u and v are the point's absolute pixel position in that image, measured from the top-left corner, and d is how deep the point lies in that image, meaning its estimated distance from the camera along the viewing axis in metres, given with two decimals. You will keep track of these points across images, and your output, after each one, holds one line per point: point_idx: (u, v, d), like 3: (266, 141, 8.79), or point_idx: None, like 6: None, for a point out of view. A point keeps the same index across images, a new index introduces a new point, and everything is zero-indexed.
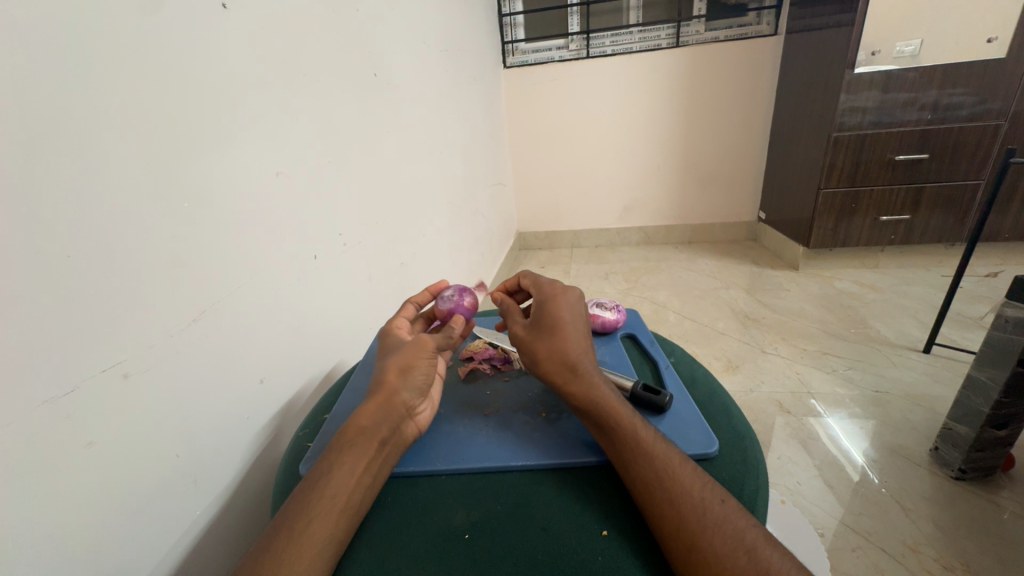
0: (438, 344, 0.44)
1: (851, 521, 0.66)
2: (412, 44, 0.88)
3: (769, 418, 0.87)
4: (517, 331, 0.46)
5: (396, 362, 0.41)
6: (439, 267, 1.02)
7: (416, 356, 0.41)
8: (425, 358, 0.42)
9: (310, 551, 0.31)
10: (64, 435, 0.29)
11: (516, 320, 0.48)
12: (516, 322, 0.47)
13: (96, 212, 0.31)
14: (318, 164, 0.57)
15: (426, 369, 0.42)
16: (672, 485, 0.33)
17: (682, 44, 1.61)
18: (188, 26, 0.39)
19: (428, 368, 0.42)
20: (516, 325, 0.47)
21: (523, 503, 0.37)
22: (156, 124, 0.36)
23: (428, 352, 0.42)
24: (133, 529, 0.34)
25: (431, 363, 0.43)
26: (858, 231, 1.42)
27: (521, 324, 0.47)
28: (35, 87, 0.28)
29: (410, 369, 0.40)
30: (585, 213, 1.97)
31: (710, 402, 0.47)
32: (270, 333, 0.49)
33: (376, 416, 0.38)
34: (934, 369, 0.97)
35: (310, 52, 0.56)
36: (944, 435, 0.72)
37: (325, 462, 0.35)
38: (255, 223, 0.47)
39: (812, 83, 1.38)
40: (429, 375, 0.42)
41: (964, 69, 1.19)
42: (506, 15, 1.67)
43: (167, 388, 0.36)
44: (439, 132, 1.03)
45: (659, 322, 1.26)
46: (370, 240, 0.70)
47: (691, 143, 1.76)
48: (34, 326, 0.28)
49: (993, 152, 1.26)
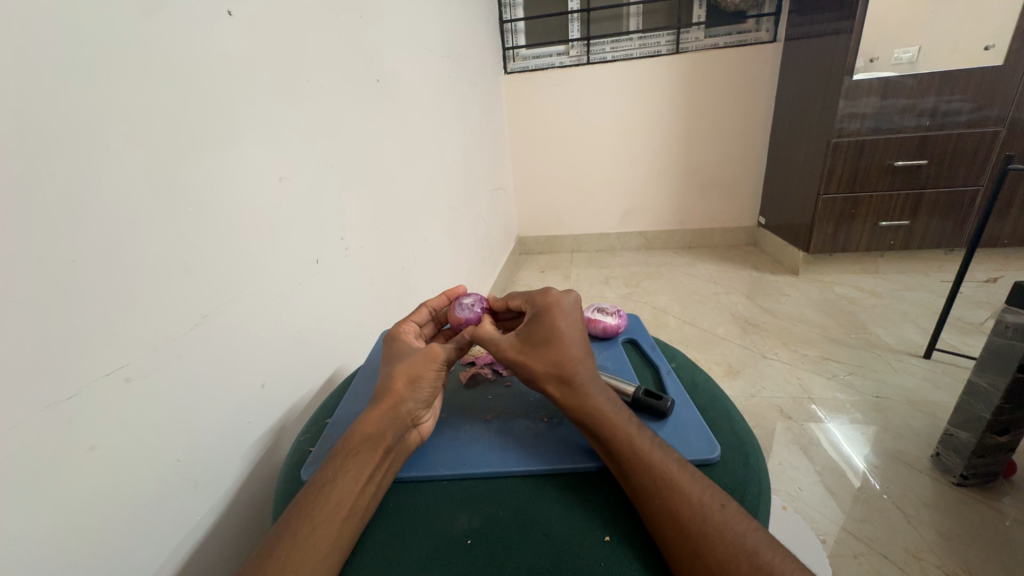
0: (447, 355, 0.44)
1: (853, 528, 0.65)
2: (413, 49, 0.89)
3: (770, 423, 0.87)
4: (507, 347, 0.45)
5: (405, 371, 0.41)
6: (440, 271, 1.02)
7: (425, 366, 0.42)
8: (434, 368, 0.42)
9: (313, 557, 0.31)
10: (67, 438, 0.29)
11: (497, 341, 0.45)
12: (498, 340, 0.45)
13: (98, 216, 0.31)
14: (320, 170, 0.57)
15: (433, 379, 0.42)
16: (672, 494, 0.33)
17: (681, 51, 1.62)
18: (190, 29, 0.39)
19: (435, 379, 0.42)
20: (499, 341, 0.45)
21: (525, 508, 0.37)
22: (157, 129, 0.36)
23: (437, 364, 0.43)
24: (134, 533, 0.34)
25: (437, 375, 0.43)
26: (858, 236, 1.43)
27: (505, 339, 0.45)
28: (38, 93, 0.28)
29: (418, 379, 0.41)
30: (585, 217, 1.98)
31: (711, 407, 0.47)
32: (272, 337, 0.49)
33: (381, 422, 0.39)
34: (935, 375, 0.97)
35: (312, 59, 0.56)
36: (946, 441, 0.72)
37: (330, 467, 0.36)
38: (259, 227, 0.47)
39: (812, 90, 1.38)
40: (435, 386, 0.43)
41: (962, 76, 1.20)
42: (507, 22, 1.68)
43: (170, 391, 0.37)
44: (440, 137, 1.04)
45: (660, 327, 1.26)
46: (371, 245, 0.70)
47: (691, 148, 1.77)
48: (33, 330, 0.28)
49: (991, 159, 1.27)
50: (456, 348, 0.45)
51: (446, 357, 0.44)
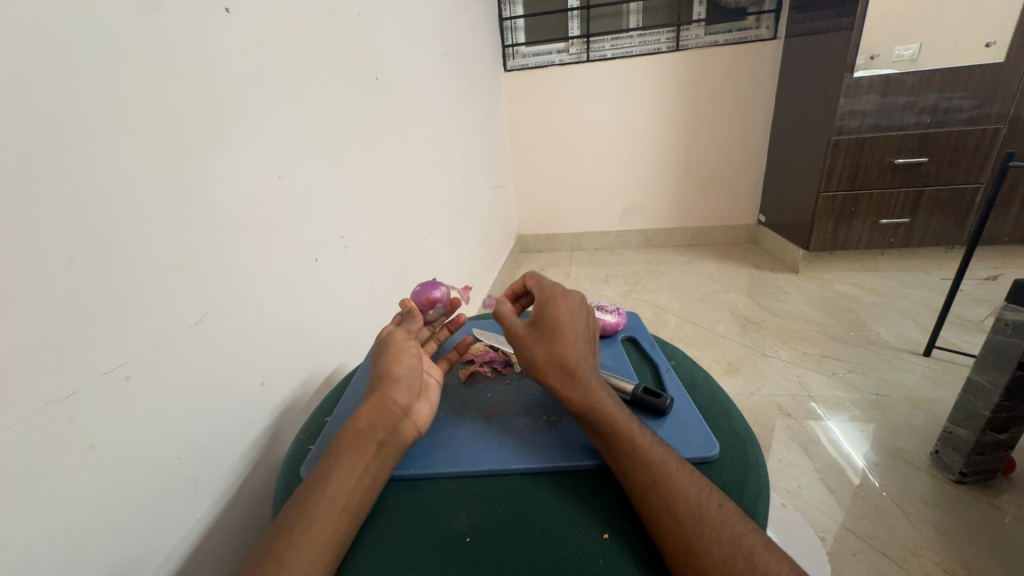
0: (410, 338, 0.46)
1: (851, 525, 0.66)
2: (412, 46, 0.88)
3: (770, 421, 0.87)
4: (516, 331, 0.46)
5: (385, 366, 0.43)
6: (440, 268, 1.02)
7: (398, 358, 0.43)
8: (411, 342, 0.46)
9: (310, 553, 0.31)
10: (66, 436, 0.29)
11: (513, 322, 0.47)
12: (513, 322, 0.47)
13: (96, 213, 0.31)
14: (319, 169, 0.57)
15: (412, 368, 0.43)
16: (668, 492, 0.33)
17: (682, 48, 1.62)
18: (186, 26, 0.39)
19: (413, 365, 0.44)
20: (515, 323, 0.47)
21: (525, 506, 0.37)
22: (155, 127, 0.36)
23: (406, 343, 0.45)
24: (135, 528, 0.34)
25: (416, 364, 0.44)
26: (858, 234, 1.43)
27: (520, 323, 0.47)
28: (33, 89, 0.28)
29: (393, 368, 0.42)
30: (585, 215, 1.98)
31: (709, 405, 0.47)
32: (270, 335, 0.48)
33: (374, 417, 0.39)
34: (935, 373, 0.97)
35: (310, 56, 0.56)
36: (945, 438, 0.72)
37: (325, 463, 0.36)
38: (256, 225, 0.47)
39: (813, 87, 1.38)
40: (418, 375, 0.44)
41: (963, 74, 1.19)
42: (506, 19, 1.68)
43: (168, 390, 0.37)
44: (439, 134, 1.03)
45: (659, 325, 1.26)
46: (369, 242, 0.70)
47: (691, 146, 1.76)
48: (31, 326, 0.28)
49: (991, 156, 1.27)
50: (410, 323, 0.49)
51: (409, 330, 0.47)
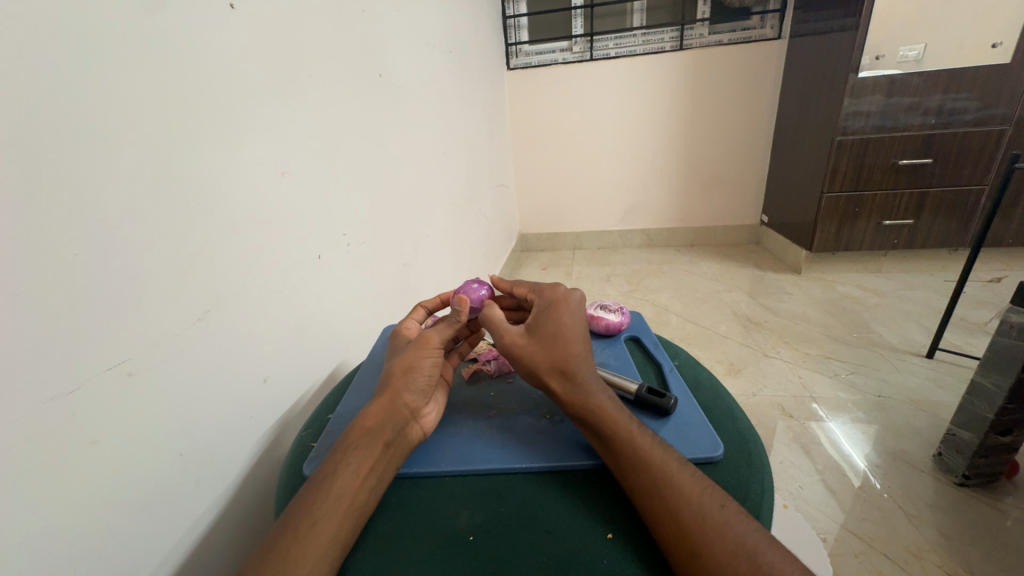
0: (441, 339, 0.45)
1: (853, 527, 0.65)
2: (415, 43, 0.88)
3: (772, 421, 0.87)
4: (511, 339, 0.44)
5: (400, 365, 0.42)
6: (441, 268, 1.01)
7: (420, 356, 0.43)
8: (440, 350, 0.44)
9: (313, 551, 0.31)
10: (68, 433, 0.29)
11: (505, 330, 0.45)
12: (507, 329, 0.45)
13: (100, 210, 0.31)
14: (321, 167, 0.57)
15: (430, 369, 0.43)
16: (671, 492, 0.33)
17: (685, 47, 1.61)
18: (189, 24, 0.38)
19: (431, 368, 0.43)
20: (507, 331, 0.45)
21: (528, 506, 0.36)
22: (157, 122, 0.35)
23: (433, 352, 0.43)
24: (137, 525, 0.34)
25: (435, 365, 0.44)
26: (861, 235, 1.42)
27: (514, 330, 0.45)
28: (34, 85, 0.27)
29: (411, 369, 0.42)
30: (587, 215, 1.97)
31: (713, 405, 0.47)
32: (271, 333, 0.48)
33: (381, 416, 0.39)
34: (938, 375, 0.96)
35: (313, 53, 0.56)
36: (947, 440, 0.72)
37: (330, 462, 0.36)
38: (257, 223, 0.46)
39: (817, 87, 1.37)
40: (433, 378, 0.43)
41: (968, 75, 1.19)
42: (510, 17, 1.67)
43: (170, 385, 0.36)
44: (442, 134, 1.03)
45: (660, 325, 1.26)
46: (372, 240, 0.70)
47: (694, 146, 1.76)
48: (33, 322, 0.27)
49: (997, 157, 1.26)
50: (451, 325, 0.46)
51: (445, 336, 0.45)
